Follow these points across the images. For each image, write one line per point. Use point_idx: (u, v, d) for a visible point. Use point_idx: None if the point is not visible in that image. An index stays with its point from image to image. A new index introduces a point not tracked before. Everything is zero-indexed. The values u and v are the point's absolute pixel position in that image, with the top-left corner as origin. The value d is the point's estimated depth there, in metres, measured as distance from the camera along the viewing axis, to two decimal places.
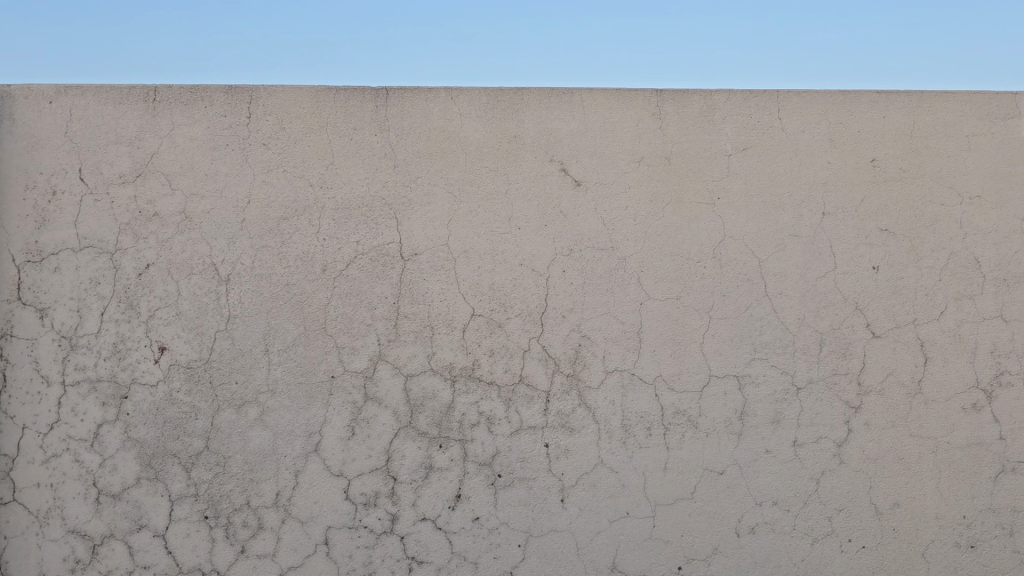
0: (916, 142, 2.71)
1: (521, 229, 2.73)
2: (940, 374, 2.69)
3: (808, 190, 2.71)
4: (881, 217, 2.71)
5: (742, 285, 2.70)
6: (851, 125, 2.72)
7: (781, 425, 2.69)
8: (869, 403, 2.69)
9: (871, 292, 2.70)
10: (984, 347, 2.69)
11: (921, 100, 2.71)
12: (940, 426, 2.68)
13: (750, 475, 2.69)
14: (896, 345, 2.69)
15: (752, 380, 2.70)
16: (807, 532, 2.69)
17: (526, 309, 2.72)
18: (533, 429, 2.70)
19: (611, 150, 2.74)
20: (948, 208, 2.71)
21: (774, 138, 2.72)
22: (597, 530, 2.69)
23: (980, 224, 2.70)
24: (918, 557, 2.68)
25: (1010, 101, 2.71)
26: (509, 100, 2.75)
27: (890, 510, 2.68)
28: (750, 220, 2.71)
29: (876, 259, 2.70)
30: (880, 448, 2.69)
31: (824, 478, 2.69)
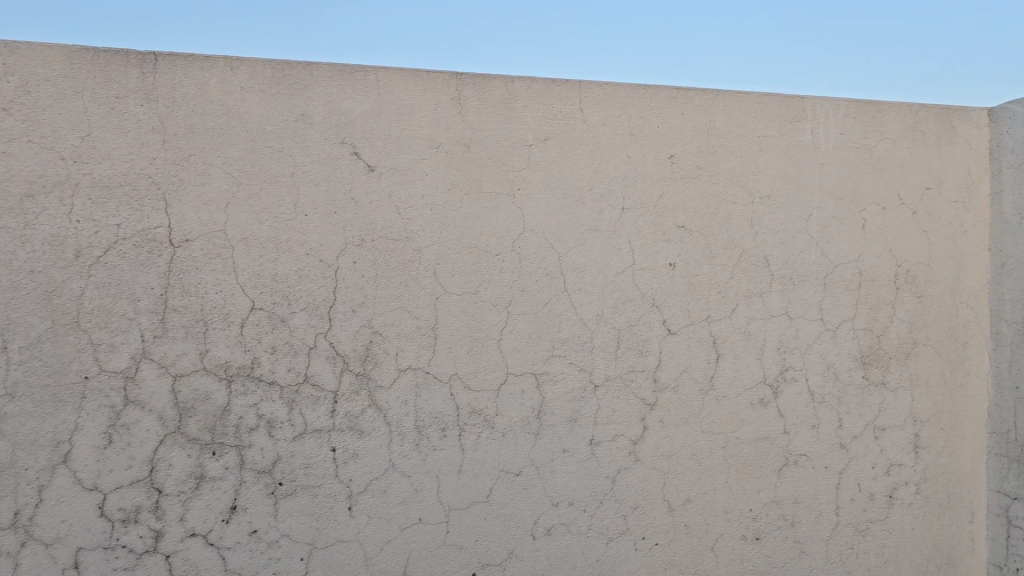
0: (712, 140, 2.71)
1: (308, 216, 2.51)
2: (731, 371, 2.72)
3: (608, 183, 2.66)
4: (679, 214, 2.69)
5: (541, 279, 2.62)
6: (651, 119, 2.68)
7: (578, 423, 2.63)
8: (664, 400, 2.68)
9: (667, 288, 2.68)
10: (772, 344, 2.75)
11: (718, 99, 2.72)
12: (730, 421, 2.72)
13: (545, 476, 2.62)
14: (690, 342, 2.69)
15: (550, 378, 2.62)
16: (602, 531, 2.65)
17: (312, 302, 2.50)
18: (318, 433, 2.50)
19: (407, 134, 2.56)
20: (741, 206, 2.73)
21: (576, 129, 2.64)
22: (387, 538, 2.54)
23: (770, 223, 2.75)
24: (707, 552, 2.71)
25: (799, 104, 2.77)
26: (296, 75, 2.51)
27: (682, 506, 2.70)
28: (551, 212, 2.62)
29: (673, 256, 2.69)
30: (673, 444, 2.69)
31: (619, 476, 2.66)
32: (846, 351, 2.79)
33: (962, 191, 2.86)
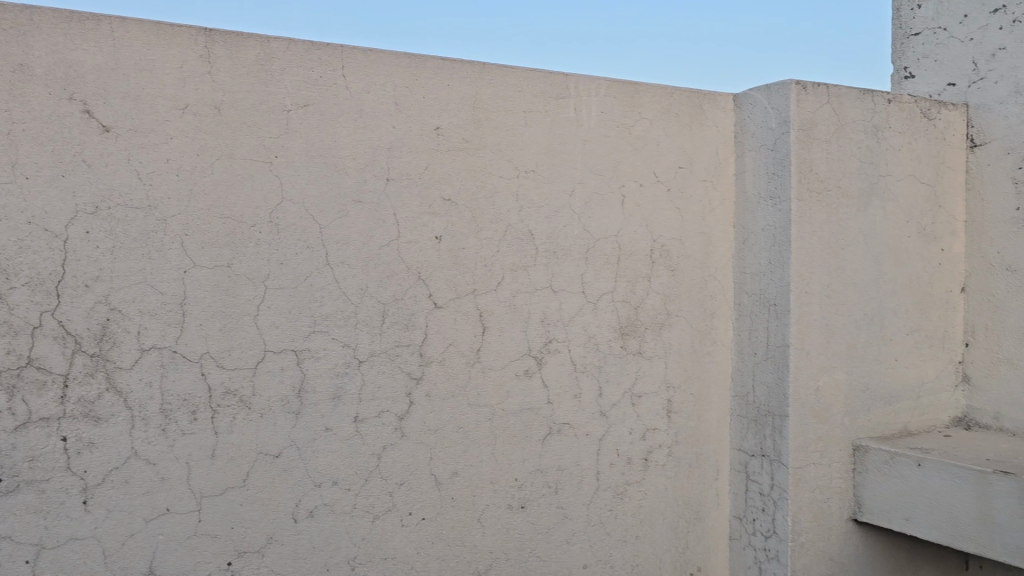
0: (478, 113, 2.71)
1: (30, 179, 2.22)
2: (497, 343, 2.74)
3: (373, 154, 2.58)
4: (445, 186, 2.67)
5: (300, 252, 2.50)
6: (417, 90, 2.63)
7: (342, 401, 2.55)
8: (430, 374, 2.66)
9: (433, 261, 2.65)
10: (536, 317, 2.80)
11: (484, 72, 2.71)
12: (496, 393, 2.74)
13: (307, 456, 2.52)
14: (457, 316, 2.69)
15: (311, 355, 2.52)
16: (368, 510, 2.59)
17: (37, 276, 2.24)
18: (45, 422, 2.25)
19: (149, 93, 2.34)
20: (507, 180, 2.75)
21: (337, 96, 2.54)
22: (130, 532, 2.34)
23: (535, 198, 2.79)
24: (473, 523, 2.73)
25: (563, 81, 2.82)
26: (13, 20, 2.21)
27: (449, 479, 2.70)
28: (311, 182, 2.51)
29: (439, 230, 2.66)
30: (440, 418, 2.68)
31: (385, 453, 2.61)
32: (606, 322, 2.90)
33: (711, 170, 3.05)
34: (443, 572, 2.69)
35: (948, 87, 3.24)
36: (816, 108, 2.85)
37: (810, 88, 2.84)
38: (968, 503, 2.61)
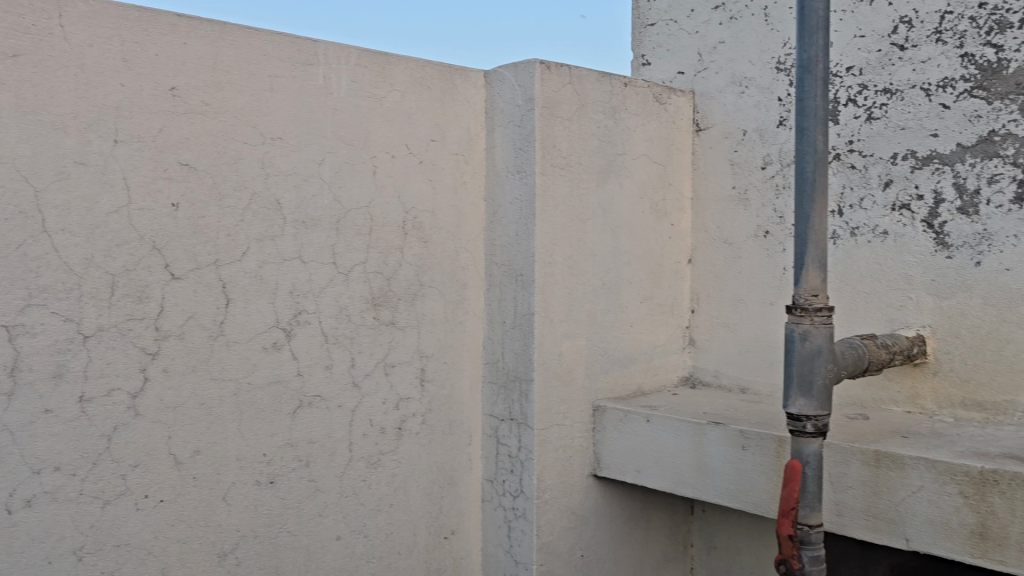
0: (219, 75, 2.58)
1: None
2: (241, 316, 2.65)
3: (98, 112, 2.38)
4: (182, 151, 2.52)
5: (12, 217, 2.25)
6: (148, 47, 2.46)
7: (64, 379, 2.35)
8: (168, 348, 2.52)
9: (169, 230, 2.51)
10: (284, 288, 2.74)
11: (224, 33, 2.59)
12: (242, 366, 2.66)
13: (22, 441, 2.28)
14: (197, 287, 2.56)
15: (27, 331, 2.29)
16: (97, 495, 2.41)
17: None
18: None
19: None
20: (251, 147, 2.65)
21: (54, 48, 2.31)
22: None
23: (282, 166, 2.71)
24: (218, 502, 2.63)
25: (310, 48, 2.76)
26: None
27: (190, 459, 2.58)
28: (25, 140, 2.27)
29: (176, 196, 2.52)
30: (179, 394, 2.55)
31: (115, 434, 2.44)
32: (358, 294, 2.90)
33: (461, 144, 3.13)
34: (184, 555, 2.57)
35: (677, 76, 3.52)
36: (559, 87, 3.00)
37: (553, 68, 2.98)
38: (687, 452, 2.89)
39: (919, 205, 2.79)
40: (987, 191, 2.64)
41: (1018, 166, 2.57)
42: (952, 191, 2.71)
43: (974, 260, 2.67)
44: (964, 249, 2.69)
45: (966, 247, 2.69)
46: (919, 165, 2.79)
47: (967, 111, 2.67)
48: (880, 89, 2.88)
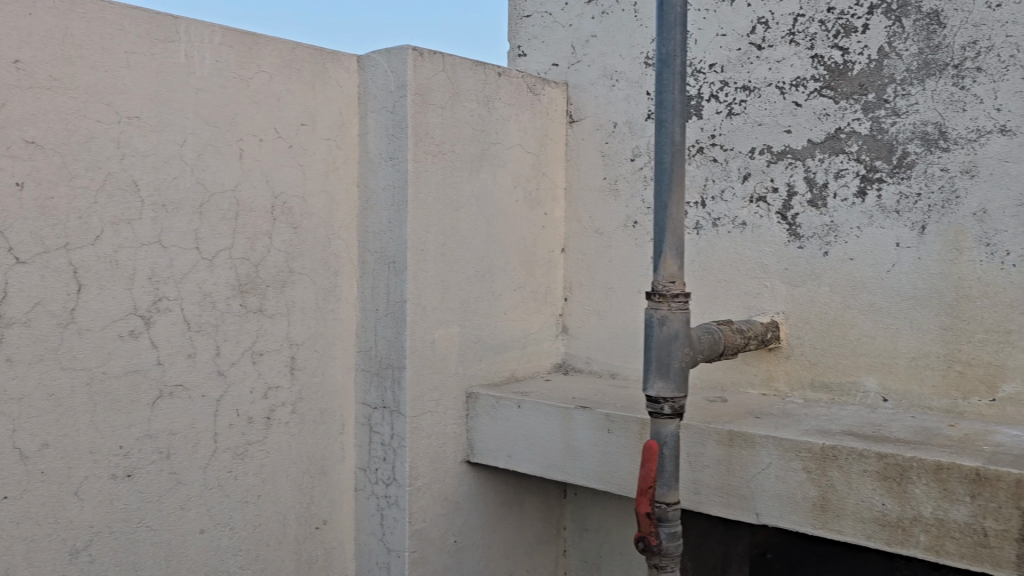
0: (69, 49, 2.44)
1: None
2: (95, 303, 2.53)
3: None
4: (27, 127, 2.38)
5: None
6: None
7: None
8: (12, 337, 2.37)
9: (12, 211, 2.36)
10: (142, 274, 2.62)
11: (75, 4, 2.45)
12: (95, 356, 2.53)
13: None
14: (44, 272, 2.43)
15: None
16: None
17: None
18: None
19: None
20: (106, 126, 2.52)
21: None
22: None
23: (139, 146, 2.60)
24: (69, 497, 2.49)
25: (170, 25, 2.65)
26: None
27: (37, 452, 2.43)
28: None
29: (20, 175, 2.37)
30: (25, 385, 2.40)
31: None
32: (223, 280, 2.81)
33: (333, 129, 3.08)
34: (31, 554, 2.42)
35: (552, 67, 3.57)
36: (432, 75, 2.99)
37: (426, 55, 2.97)
38: (555, 436, 2.95)
39: (774, 197, 2.94)
40: (834, 185, 2.80)
41: (861, 162, 2.74)
42: (803, 185, 2.87)
43: (822, 250, 2.84)
44: (813, 240, 2.86)
45: (816, 237, 2.85)
46: (774, 160, 2.93)
47: (817, 109, 2.83)
48: (739, 86, 3.02)
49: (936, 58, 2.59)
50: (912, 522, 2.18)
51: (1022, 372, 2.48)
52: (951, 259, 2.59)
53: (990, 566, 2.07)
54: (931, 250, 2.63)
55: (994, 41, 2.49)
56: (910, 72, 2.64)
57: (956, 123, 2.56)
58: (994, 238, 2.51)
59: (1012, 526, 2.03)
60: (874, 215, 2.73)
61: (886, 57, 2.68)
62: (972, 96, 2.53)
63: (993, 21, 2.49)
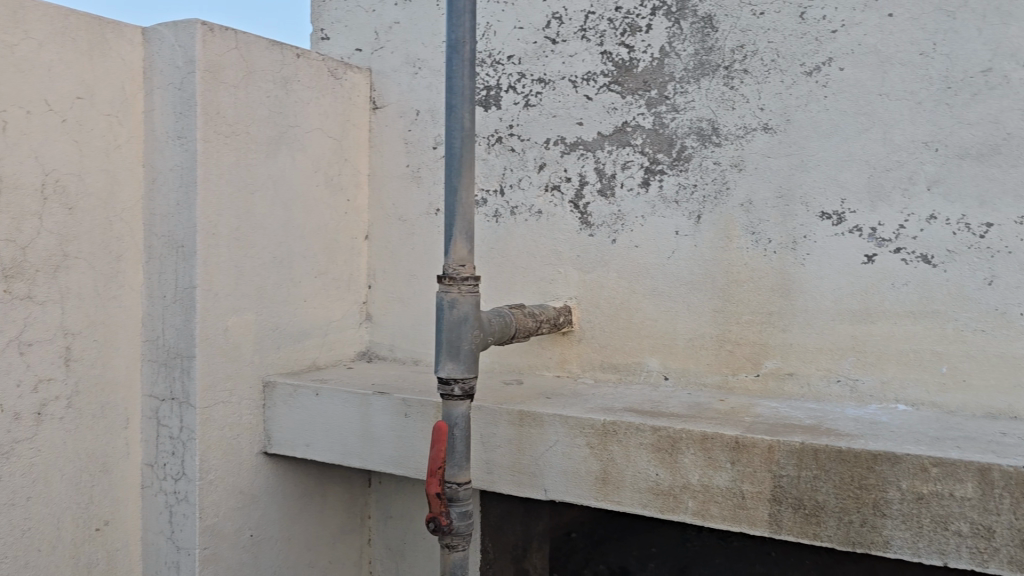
0: None
1: None
2: None
3: None
4: None
5: None
6: None
7: None
8: None
9: None
10: None
11: None
12: None
13: None
14: None
15: None
16: None
17: None
18: None
19: None
20: None
21: None
22: None
23: None
24: None
25: None
26: None
27: None
28: None
29: None
30: None
31: None
32: None
33: (114, 104, 2.89)
34: None
35: (355, 53, 3.54)
36: (223, 51, 2.88)
37: (216, 31, 2.85)
38: (353, 423, 2.93)
39: (567, 187, 3.07)
40: (621, 176, 2.97)
41: (645, 155, 2.92)
42: (593, 175, 3.02)
43: (610, 238, 3.00)
44: (603, 228, 3.01)
45: (605, 225, 3.01)
46: (567, 151, 3.07)
47: (606, 103, 2.98)
48: (535, 78, 3.13)
49: (709, 59, 2.80)
50: (682, 489, 2.33)
51: (781, 349, 2.73)
52: (721, 246, 2.80)
53: (747, 526, 2.25)
54: (705, 238, 2.83)
55: (758, 46, 2.72)
56: (687, 72, 2.84)
57: (727, 120, 2.77)
58: (758, 228, 2.74)
59: (765, 488, 2.22)
60: (656, 205, 2.91)
61: (667, 57, 2.87)
62: (740, 96, 2.75)
63: (757, 27, 2.72)
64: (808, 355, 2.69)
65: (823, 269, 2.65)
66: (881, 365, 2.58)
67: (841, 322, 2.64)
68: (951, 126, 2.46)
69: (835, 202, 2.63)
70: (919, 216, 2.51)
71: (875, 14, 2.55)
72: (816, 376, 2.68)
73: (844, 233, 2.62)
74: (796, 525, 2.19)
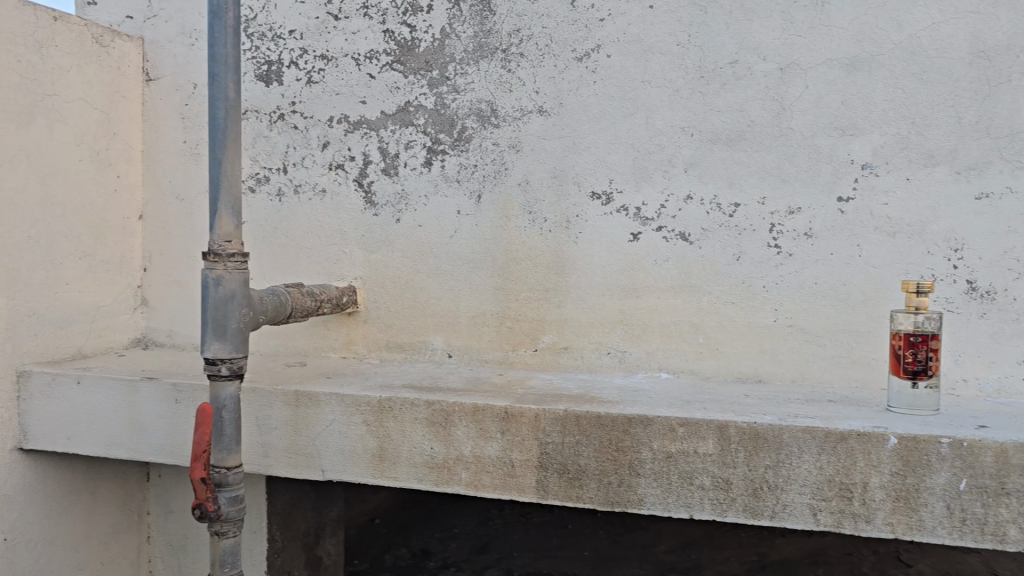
0: None
1: None
2: None
3: None
4: None
5: None
6: None
7: None
8: None
9: None
10: None
11: None
12: None
13: None
14: None
15: None
16: None
17: None
18: None
19: None
20: None
21: None
22: None
23: None
24: None
25: None
26: None
27: None
28: None
29: None
30: None
31: None
32: None
33: None
34: None
35: (126, 20, 3.33)
36: None
37: None
38: (120, 411, 2.76)
39: (351, 165, 3.04)
40: (404, 156, 2.98)
41: (427, 134, 2.95)
42: (377, 154, 3.01)
43: (394, 217, 3.00)
44: (387, 207, 3.01)
45: (389, 205, 3.01)
46: (350, 129, 3.04)
47: (388, 82, 2.98)
48: (318, 55, 3.07)
49: (487, 42, 2.87)
50: (455, 462, 2.37)
51: (557, 324, 2.85)
52: (501, 226, 2.89)
53: (516, 493, 2.33)
54: (485, 217, 2.90)
55: (533, 31, 2.82)
56: (467, 53, 2.89)
57: (504, 102, 2.86)
58: (535, 208, 2.85)
59: (532, 456, 2.30)
60: (438, 184, 2.95)
61: (447, 38, 2.91)
62: (516, 79, 2.85)
63: (531, 13, 2.81)
64: (582, 330, 2.82)
65: (594, 247, 2.79)
66: (645, 337, 2.76)
67: (610, 297, 2.79)
68: (705, 113, 2.66)
69: (604, 183, 2.77)
70: (677, 197, 2.70)
71: (637, 5, 2.71)
72: (588, 350, 2.82)
73: (612, 212, 2.76)
74: (561, 489, 2.28)
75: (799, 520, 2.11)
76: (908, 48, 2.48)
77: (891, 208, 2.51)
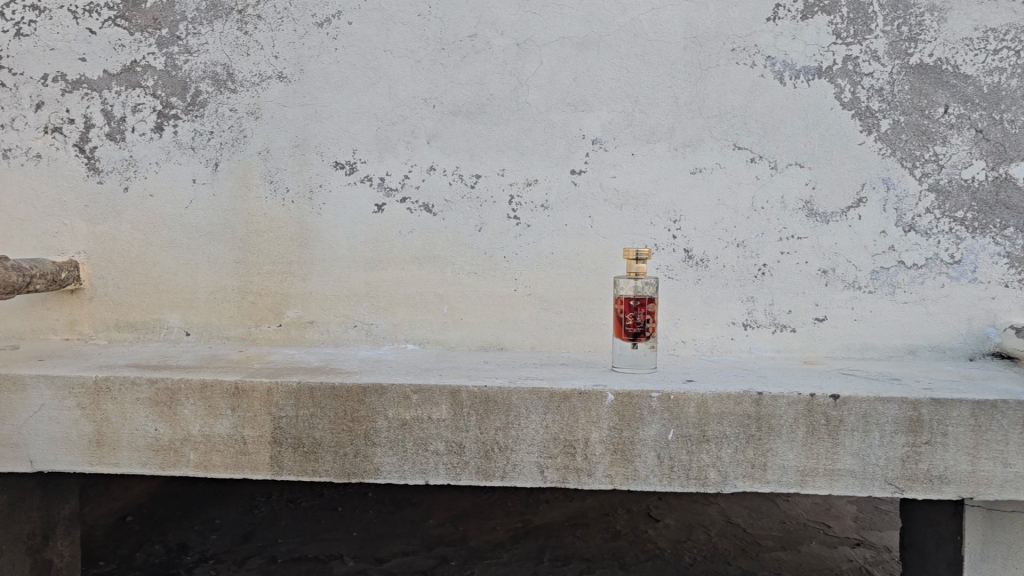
0: None
1: None
2: None
3: None
4: None
5: None
6: None
7: None
8: None
9: None
10: None
11: None
12: None
13: None
14: None
15: None
16: None
17: None
18: None
19: None
20: None
21: None
22: None
23: None
24: None
25: None
26: None
27: None
28: None
29: None
30: None
31: None
32: None
33: None
34: None
35: None
36: None
37: None
38: None
39: (70, 128, 2.76)
40: (132, 119, 2.76)
41: (157, 97, 2.75)
42: (100, 117, 2.76)
43: (121, 186, 2.78)
44: (112, 175, 2.78)
45: (115, 172, 2.78)
46: (68, 89, 2.76)
47: (111, 39, 2.74)
48: (28, 5, 2.76)
49: (221, 1, 2.72)
50: (182, 442, 2.24)
51: (301, 298, 2.77)
52: (240, 196, 2.76)
53: (249, 471, 2.23)
54: (223, 186, 2.76)
55: None
56: (199, 12, 2.73)
57: (241, 66, 2.73)
58: (275, 177, 2.75)
59: (266, 432, 2.22)
60: (170, 151, 2.76)
61: None
62: (253, 42, 2.73)
63: None
64: (326, 303, 2.77)
65: (337, 218, 2.74)
66: (391, 309, 2.75)
67: (355, 269, 2.75)
68: (447, 85, 2.69)
69: (347, 153, 2.72)
70: (420, 167, 2.70)
71: None
72: (334, 323, 2.77)
73: (355, 182, 2.72)
74: (296, 464, 2.22)
75: (528, 478, 2.18)
76: (631, 30, 2.64)
77: (619, 181, 2.67)
